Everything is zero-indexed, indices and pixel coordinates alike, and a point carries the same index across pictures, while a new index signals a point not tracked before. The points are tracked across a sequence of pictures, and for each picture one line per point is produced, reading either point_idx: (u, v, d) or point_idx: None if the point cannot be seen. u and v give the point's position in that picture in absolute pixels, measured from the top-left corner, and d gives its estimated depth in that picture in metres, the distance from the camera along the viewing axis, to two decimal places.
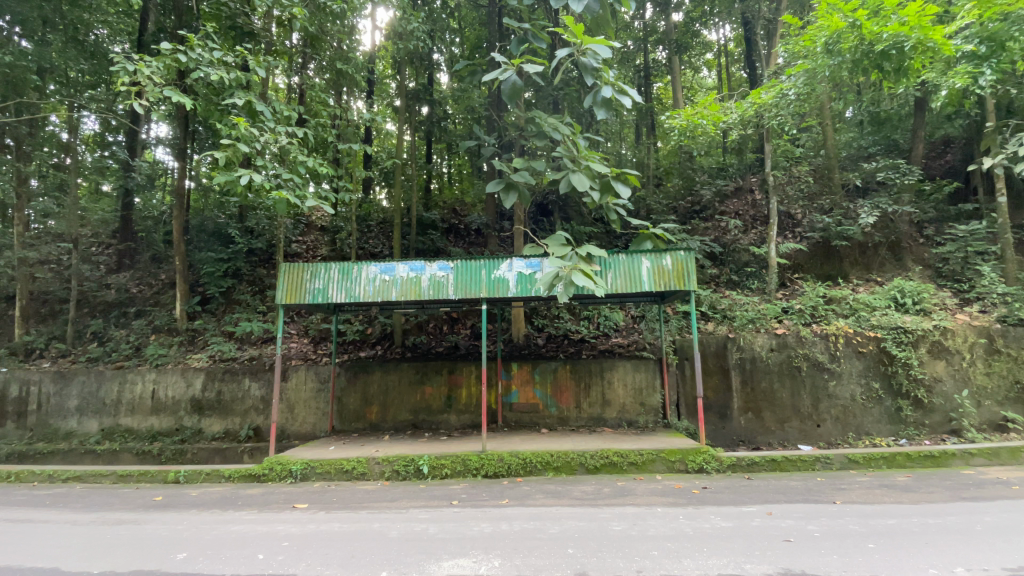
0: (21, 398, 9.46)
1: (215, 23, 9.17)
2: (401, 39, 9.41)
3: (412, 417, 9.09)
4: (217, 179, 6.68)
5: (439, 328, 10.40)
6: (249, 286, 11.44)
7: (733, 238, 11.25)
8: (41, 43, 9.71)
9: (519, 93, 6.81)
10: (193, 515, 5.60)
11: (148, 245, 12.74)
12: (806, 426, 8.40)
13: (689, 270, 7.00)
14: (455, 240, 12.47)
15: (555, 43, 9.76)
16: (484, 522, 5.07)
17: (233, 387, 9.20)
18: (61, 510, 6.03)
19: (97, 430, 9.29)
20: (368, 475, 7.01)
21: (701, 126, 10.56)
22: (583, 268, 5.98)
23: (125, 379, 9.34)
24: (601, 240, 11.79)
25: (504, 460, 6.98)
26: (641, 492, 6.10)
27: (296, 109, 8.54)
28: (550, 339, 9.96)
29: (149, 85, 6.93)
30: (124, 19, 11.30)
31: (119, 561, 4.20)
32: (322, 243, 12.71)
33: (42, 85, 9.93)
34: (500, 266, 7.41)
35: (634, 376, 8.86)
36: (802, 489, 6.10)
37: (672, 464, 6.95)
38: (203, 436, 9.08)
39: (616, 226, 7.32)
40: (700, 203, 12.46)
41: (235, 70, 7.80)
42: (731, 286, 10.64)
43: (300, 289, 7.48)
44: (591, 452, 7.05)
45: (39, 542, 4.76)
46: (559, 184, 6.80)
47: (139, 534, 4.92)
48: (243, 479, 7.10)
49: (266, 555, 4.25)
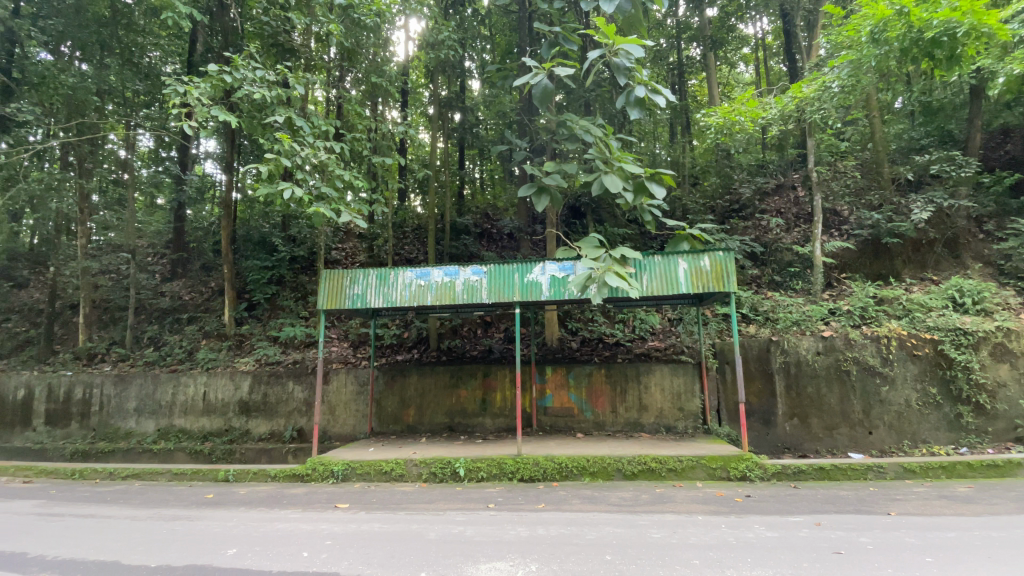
0: (85, 399, 10.07)
1: (258, 42, 9.63)
2: (433, 49, 9.61)
3: (448, 419, 9.17)
4: (261, 193, 7.01)
5: (473, 332, 10.51)
6: (292, 293, 11.88)
7: (775, 237, 10.91)
8: (100, 66, 10.37)
9: (550, 97, 6.77)
10: (241, 512, 5.83)
11: (199, 255, 13.44)
12: (857, 433, 8.01)
13: (729, 271, 6.81)
14: (488, 244, 12.59)
15: (587, 44, 9.76)
16: (521, 525, 5.07)
17: (278, 389, 9.53)
18: (121, 505, 6.40)
19: (154, 430, 9.80)
20: (405, 477, 7.13)
21: (739, 123, 10.31)
22: (617, 270, 5.92)
23: (178, 382, 9.81)
24: (635, 241, 11.70)
25: (539, 464, 6.94)
26: (682, 499, 5.95)
27: (333, 122, 8.82)
28: (584, 342, 9.91)
29: (198, 106, 7.33)
30: (175, 42, 11.96)
31: (174, 556, 4.39)
32: (360, 250, 13.07)
33: (103, 105, 10.64)
34: (533, 270, 7.40)
35: (671, 381, 8.66)
36: (853, 499, 5.80)
37: (713, 471, 6.75)
38: (250, 436, 9.44)
39: (652, 228, 7.13)
40: (739, 202, 12.14)
41: (277, 87, 8.11)
42: (773, 287, 10.30)
43: (339, 295, 7.72)
44: (628, 458, 6.92)
45: (103, 536, 5.05)
46: (592, 186, 6.72)
47: (193, 530, 5.15)
48: (288, 478, 7.35)
49: (310, 553, 4.36)
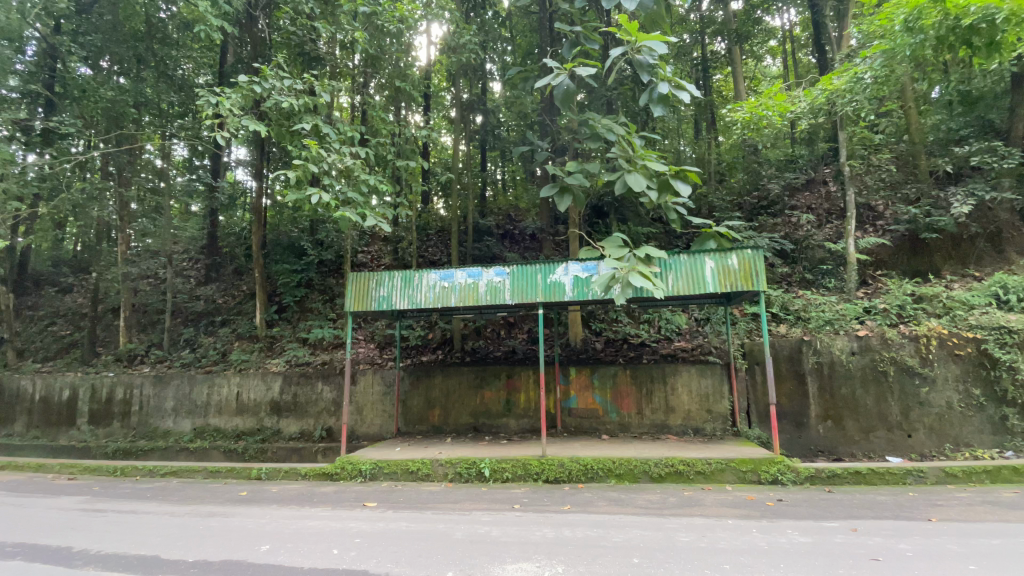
0: (126, 399, 10.48)
1: (286, 52, 9.89)
2: (455, 53, 9.69)
3: (473, 420, 9.21)
4: (290, 199, 7.18)
5: (497, 332, 10.54)
6: (320, 295, 12.15)
7: (806, 234, 10.64)
8: (136, 79, 10.77)
9: (572, 97, 6.76)
10: (273, 510, 5.98)
11: (232, 260, 13.85)
12: (895, 436, 7.73)
13: (757, 270, 6.64)
14: (511, 245, 12.62)
15: (608, 43, 9.72)
16: (547, 527, 5.05)
17: (308, 390, 9.74)
18: (161, 502, 6.64)
19: (190, 429, 10.13)
20: (432, 477, 7.19)
21: (766, 118, 10.16)
22: (641, 269, 5.87)
23: (213, 382, 10.13)
24: (660, 240, 11.56)
25: (565, 465, 6.91)
26: (711, 502, 5.84)
27: (359, 128, 8.98)
28: (609, 342, 9.83)
29: (230, 116, 7.57)
30: (207, 54, 12.38)
31: (211, 551, 4.53)
32: (385, 252, 13.27)
33: (140, 117, 11.08)
34: (556, 270, 7.37)
35: (699, 382, 8.50)
36: (891, 504, 5.59)
37: (743, 475, 6.58)
38: (281, 436, 9.68)
39: (677, 227, 7.04)
40: (767, 198, 11.90)
41: (304, 95, 8.30)
42: (805, 285, 10.02)
43: (366, 297, 7.88)
44: (655, 460, 6.81)
45: (144, 532, 5.25)
46: (614, 185, 6.66)
47: (229, 526, 5.31)
48: (318, 477, 7.52)
49: (340, 550, 4.43)
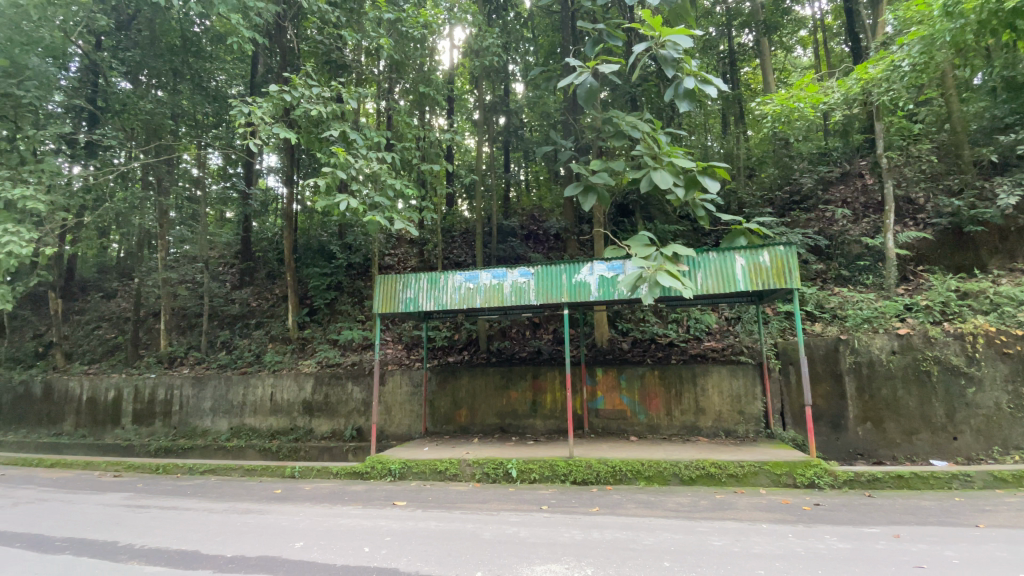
0: (166, 399, 10.90)
1: (314, 61, 10.14)
2: (478, 56, 9.77)
3: (499, 420, 9.23)
4: (319, 205, 7.35)
5: (523, 333, 10.55)
6: (350, 297, 12.42)
7: (841, 229, 10.30)
8: (173, 92, 11.21)
9: (595, 95, 6.69)
10: (306, 508, 6.12)
11: (264, 264, 14.27)
12: (939, 439, 7.39)
13: (790, 267, 6.45)
14: (536, 246, 12.62)
15: (632, 39, 9.63)
16: (575, 528, 5.02)
17: (338, 390, 9.94)
18: (200, 499, 6.88)
19: (227, 428, 10.47)
20: (460, 476, 7.24)
21: (798, 110, 9.94)
22: (668, 268, 5.79)
23: (248, 383, 10.44)
24: (688, 238, 11.37)
25: (593, 467, 6.85)
26: (745, 506, 5.70)
27: (385, 133, 9.13)
28: (636, 343, 9.72)
29: (262, 125, 7.80)
30: (239, 65, 12.79)
31: (248, 547, 4.67)
32: (411, 255, 13.45)
33: (177, 128, 11.53)
34: (582, 270, 7.32)
35: (730, 383, 8.31)
36: (936, 510, 5.34)
37: (778, 478, 6.39)
38: (313, 435, 9.91)
39: (706, 224, 6.90)
40: (799, 193, 11.57)
41: (332, 102, 8.49)
42: (841, 282, 9.70)
43: (393, 299, 8.00)
44: (685, 462, 6.68)
45: (186, 527, 5.46)
46: (640, 184, 6.57)
47: (265, 523, 5.46)
48: (349, 476, 7.67)
49: (371, 548, 4.51)
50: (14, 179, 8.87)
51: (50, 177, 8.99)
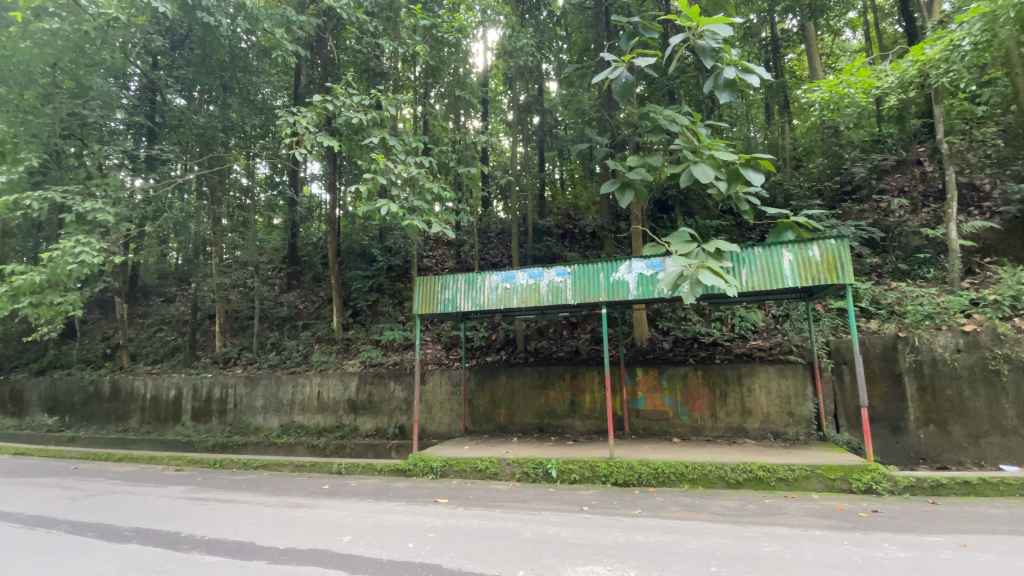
0: (222, 398, 11.50)
1: (353, 70, 10.46)
2: (512, 56, 9.78)
3: (538, 420, 9.24)
4: (361, 210, 7.57)
5: (560, 332, 10.52)
6: (390, 299, 12.76)
7: (898, 220, 9.74)
8: (224, 106, 11.83)
9: (631, 90, 6.57)
10: (353, 503, 6.33)
11: (310, 268, 14.87)
12: (1011, 443, 6.90)
13: (843, 261, 6.15)
14: (572, 245, 12.56)
15: (668, 31, 9.42)
16: (617, 530, 4.96)
17: (381, 389, 10.22)
18: (254, 493, 7.23)
19: (278, 425, 10.94)
20: (500, 475, 7.29)
21: (848, 96, 9.52)
22: (711, 265, 5.64)
23: (296, 382, 10.87)
24: (731, 233, 11.03)
25: (634, 469, 6.74)
26: (795, 511, 5.48)
27: (422, 138, 9.32)
28: (677, 342, 9.50)
29: (307, 135, 8.11)
30: (283, 77, 13.33)
31: (299, 540, 4.87)
32: (448, 257, 13.67)
33: (228, 140, 12.13)
34: (619, 268, 7.21)
35: (778, 383, 8.01)
36: (1010, 519, 4.96)
37: (831, 483, 6.11)
38: (358, 433, 10.21)
39: (750, 219, 6.68)
40: (851, 183, 11.00)
41: (371, 110, 8.72)
42: (898, 277, 9.17)
43: (432, 300, 8.16)
44: (731, 465, 6.48)
45: (242, 519, 5.75)
46: (680, 178, 6.41)
47: (314, 517, 5.68)
48: (392, 473, 7.87)
49: (415, 544, 4.60)
50: (83, 194, 9.59)
51: (115, 190, 9.68)
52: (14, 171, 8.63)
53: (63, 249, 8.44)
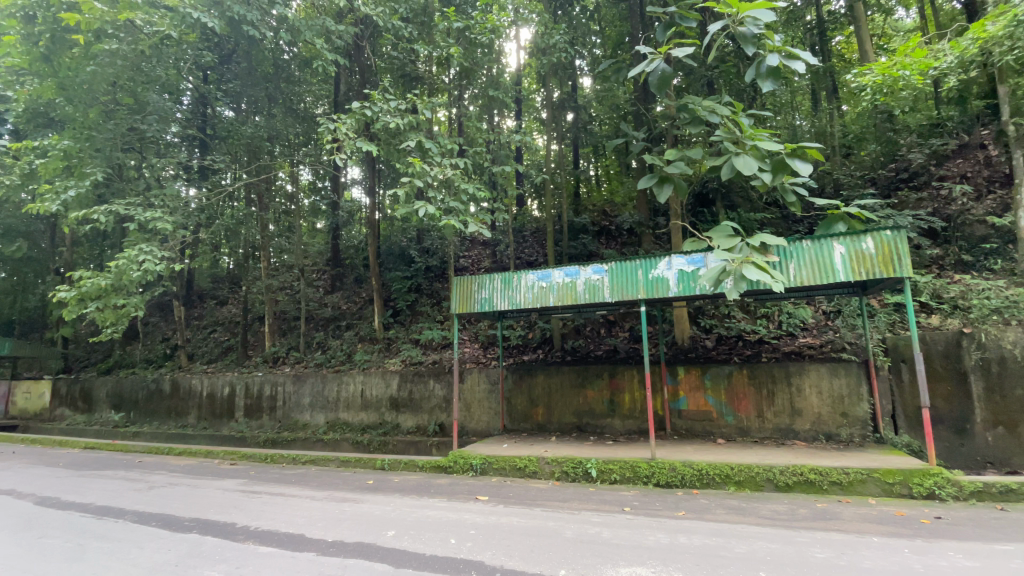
0: (272, 395, 12.02)
1: (389, 76, 10.71)
2: (546, 54, 9.71)
3: (577, 419, 9.18)
4: (399, 213, 7.73)
5: (597, 331, 10.42)
6: (429, 299, 13.01)
7: (961, 208, 9.11)
8: (269, 117, 12.36)
9: (668, 82, 6.39)
10: (396, 498, 6.50)
11: (352, 270, 15.36)
12: None
13: (900, 253, 5.81)
14: (608, 242, 12.43)
15: (707, 18, 9.13)
16: (660, 532, 4.87)
17: (421, 387, 10.43)
18: (303, 487, 7.53)
19: (324, 422, 11.34)
20: (539, 474, 7.29)
21: (903, 79, 8.95)
22: (756, 260, 5.44)
23: (341, 380, 11.23)
24: (776, 226, 10.64)
25: (677, 470, 6.58)
26: (850, 516, 5.22)
27: (457, 140, 9.42)
28: (720, 340, 9.22)
29: (347, 141, 8.34)
30: (324, 86, 13.78)
31: (346, 533, 5.04)
32: (484, 256, 13.79)
33: (274, 149, 12.67)
34: (658, 265, 7.05)
35: (830, 382, 7.64)
36: None
37: (889, 487, 5.79)
38: (400, 430, 10.45)
39: (797, 211, 6.40)
40: (907, 169, 10.36)
41: (408, 114, 8.90)
42: (961, 269, 8.60)
43: (469, 299, 8.26)
44: (780, 467, 6.23)
45: (293, 512, 6.01)
46: (721, 171, 6.20)
47: (360, 511, 5.86)
48: (434, 469, 8.03)
49: (457, 540, 4.67)
50: (144, 205, 10.22)
51: (172, 200, 10.28)
52: (82, 186, 9.29)
53: (128, 258, 9.04)
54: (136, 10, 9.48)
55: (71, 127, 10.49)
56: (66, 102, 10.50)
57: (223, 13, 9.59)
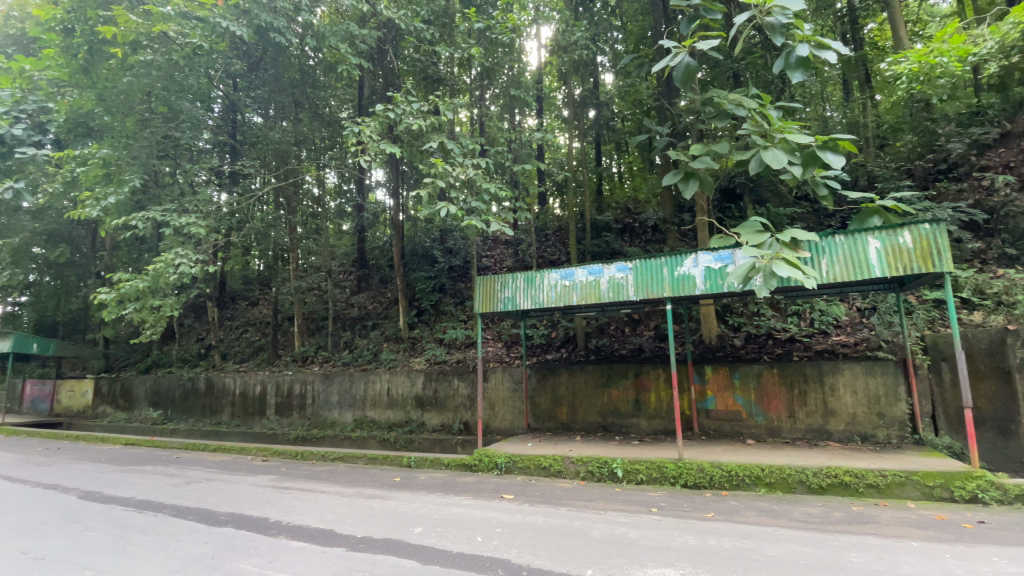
0: (301, 394, 12.32)
1: (412, 79, 10.84)
2: (566, 51, 9.64)
3: (602, 419, 9.12)
4: (423, 214, 7.80)
5: (621, 330, 10.34)
6: (452, 299, 13.12)
7: (1005, 199, 8.64)
8: (296, 122, 12.66)
9: (693, 75, 6.24)
10: (422, 496, 6.58)
11: (377, 271, 15.61)
12: None
13: (939, 247, 5.58)
14: (632, 239, 12.30)
15: (732, 9, 8.93)
16: (689, 533, 4.81)
17: (446, 386, 10.53)
18: (332, 483, 7.70)
19: (352, 420, 11.55)
20: (564, 474, 7.27)
21: (940, 66, 8.60)
22: (786, 256, 5.30)
23: (367, 379, 11.43)
24: (807, 221, 10.35)
25: (705, 471, 6.47)
26: (887, 520, 5.05)
27: (479, 140, 9.46)
28: (749, 339, 9.03)
29: (370, 143, 8.46)
30: (348, 90, 14.02)
31: (374, 529, 5.13)
32: (507, 256, 13.82)
33: (301, 153, 12.97)
34: (684, 262, 6.94)
35: (865, 382, 7.40)
36: None
37: (929, 491, 5.57)
38: (426, 428, 10.58)
39: (830, 204, 6.21)
40: (947, 159, 9.90)
41: (430, 115, 8.98)
42: (1006, 263, 8.22)
43: (492, 299, 8.28)
44: (813, 469, 6.07)
45: (324, 508, 6.15)
46: (749, 165, 6.07)
47: (387, 508, 5.96)
48: (459, 467, 8.09)
49: (483, 538, 4.70)
50: (178, 210, 10.59)
51: (204, 204, 10.62)
52: (121, 193, 9.68)
53: (165, 261, 9.38)
54: (170, 22, 9.78)
55: (110, 136, 10.90)
56: (106, 113, 10.92)
57: (251, 21, 9.83)
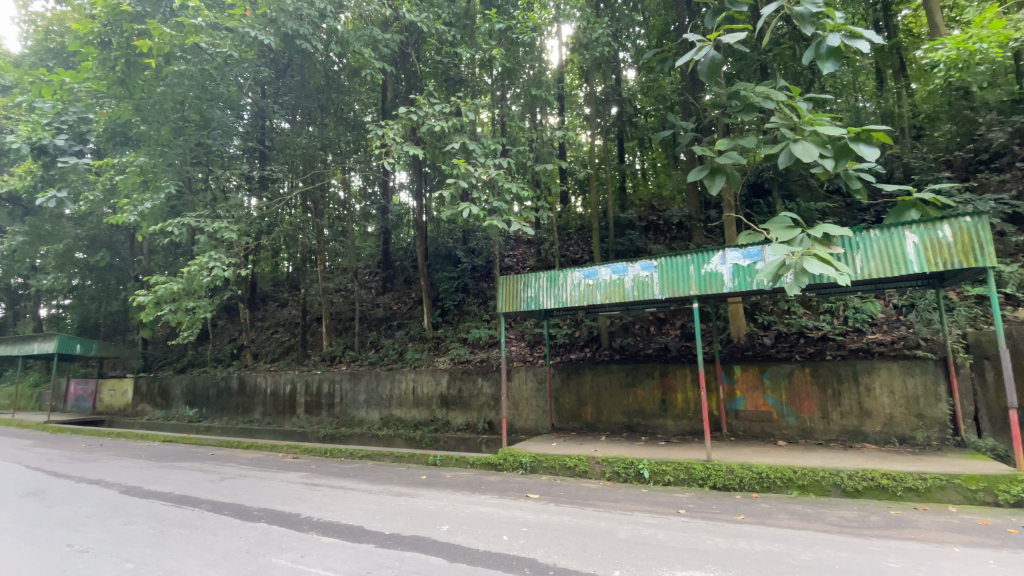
0: (330, 393, 12.58)
1: (434, 81, 10.93)
2: (588, 49, 9.56)
3: (627, 419, 9.04)
4: (445, 214, 7.86)
5: (646, 329, 10.22)
6: (475, 298, 13.21)
7: None
8: (321, 126, 12.94)
9: (718, 69, 6.12)
10: (448, 494, 6.64)
11: (402, 271, 15.83)
12: None
13: (982, 241, 5.34)
14: (656, 237, 12.15)
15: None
16: (718, 536, 4.72)
17: (470, 385, 10.60)
18: (360, 481, 7.83)
19: (378, 418, 11.73)
20: (590, 474, 7.23)
21: (980, 53, 8.19)
22: (818, 252, 5.15)
23: (393, 378, 11.60)
24: (839, 216, 10.05)
25: (734, 472, 6.35)
26: (928, 524, 4.86)
27: (501, 140, 9.49)
28: (779, 337, 8.81)
29: (394, 145, 8.57)
30: (371, 93, 14.24)
31: (402, 526, 5.21)
32: (529, 255, 13.82)
33: (326, 157, 13.24)
34: (711, 260, 6.81)
35: (903, 381, 7.14)
36: None
37: (972, 495, 5.34)
38: (451, 426, 10.67)
39: (864, 198, 6.00)
40: (989, 149, 9.48)
41: (452, 116, 9.04)
42: None
43: (515, 298, 8.30)
44: (848, 472, 5.89)
45: (352, 505, 6.27)
46: (778, 159, 5.91)
47: (414, 506, 6.04)
48: (484, 466, 8.14)
49: (509, 537, 4.73)
50: (212, 215, 10.96)
51: (235, 210, 10.96)
52: (157, 199, 10.07)
53: (199, 264, 9.69)
54: (201, 34, 10.08)
55: (146, 145, 11.33)
56: (142, 123, 11.34)
57: (277, 29, 10.07)
